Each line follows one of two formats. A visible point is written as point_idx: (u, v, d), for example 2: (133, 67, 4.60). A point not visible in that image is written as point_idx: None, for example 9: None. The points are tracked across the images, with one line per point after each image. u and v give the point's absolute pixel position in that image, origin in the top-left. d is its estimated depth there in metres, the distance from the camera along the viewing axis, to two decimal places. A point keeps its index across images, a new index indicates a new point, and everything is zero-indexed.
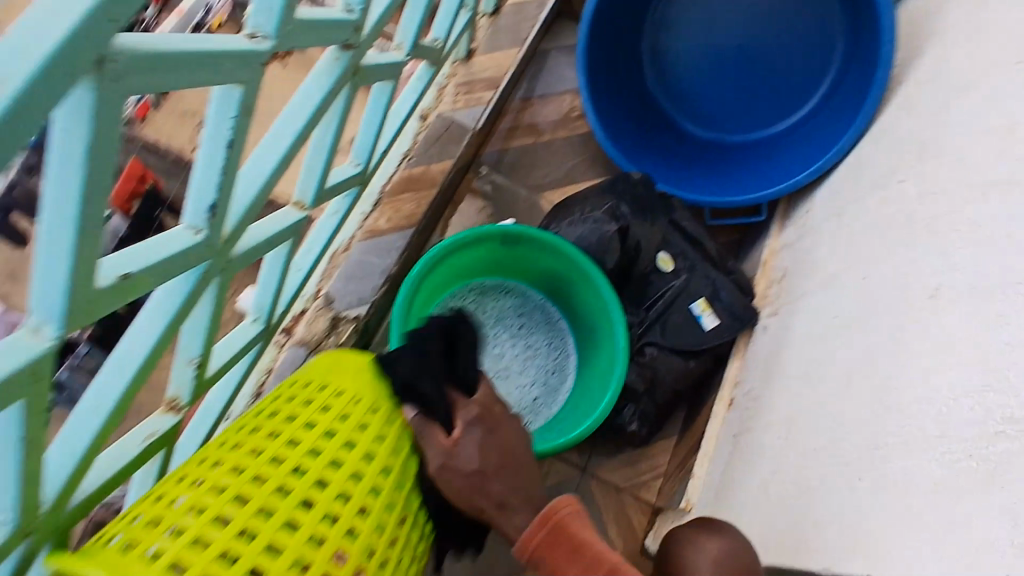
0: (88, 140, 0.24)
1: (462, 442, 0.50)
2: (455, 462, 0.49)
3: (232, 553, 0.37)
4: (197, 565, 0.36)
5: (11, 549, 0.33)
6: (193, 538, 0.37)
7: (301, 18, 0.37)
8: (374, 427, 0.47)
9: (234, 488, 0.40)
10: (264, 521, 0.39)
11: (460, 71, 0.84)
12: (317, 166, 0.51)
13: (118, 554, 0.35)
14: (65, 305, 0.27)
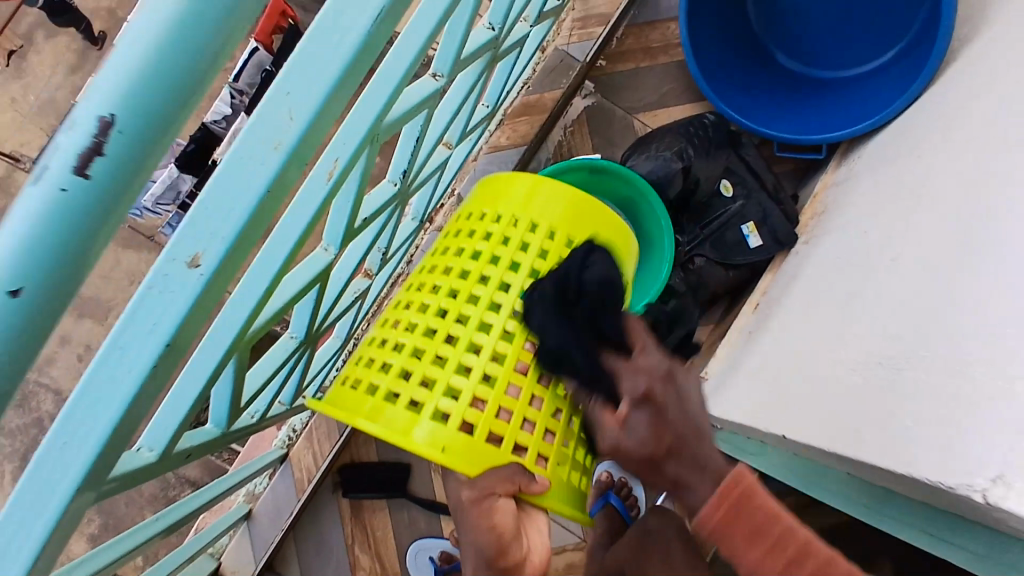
0: (366, 174, 0.51)
1: (629, 422, 0.52)
2: (627, 443, 0.52)
3: (426, 378, 0.58)
4: (406, 391, 0.57)
5: (299, 349, 0.64)
6: (402, 371, 0.59)
7: (464, 55, 0.59)
8: (534, 245, 0.66)
9: (424, 327, 0.61)
10: (451, 347, 0.59)
11: (579, 6, 1.02)
12: (462, 120, 0.74)
13: (353, 390, 0.59)
14: (343, 236, 0.55)
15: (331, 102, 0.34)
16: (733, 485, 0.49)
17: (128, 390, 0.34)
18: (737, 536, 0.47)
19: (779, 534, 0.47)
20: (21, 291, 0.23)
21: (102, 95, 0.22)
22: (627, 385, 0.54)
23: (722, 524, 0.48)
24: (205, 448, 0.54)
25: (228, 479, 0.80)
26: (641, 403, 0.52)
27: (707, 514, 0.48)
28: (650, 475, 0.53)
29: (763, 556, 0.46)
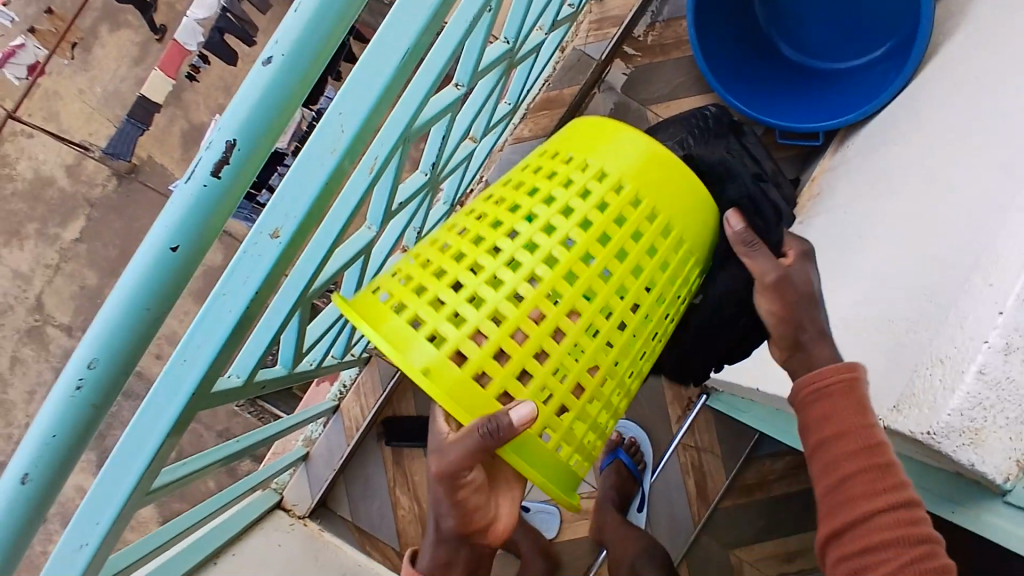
0: (400, 169, 0.64)
1: (798, 264, 0.62)
2: (784, 280, 0.61)
3: (460, 318, 0.55)
4: (434, 321, 0.55)
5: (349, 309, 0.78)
6: (436, 300, 0.56)
7: (482, 67, 0.71)
8: (616, 209, 0.59)
9: (474, 259, 0.57)
10: (495, 296, 0.55)
11: (596, 9, 1.14)
12: (484, 118, 0.87)
13: (374, 309, 0.56)
14: (381, 217, 0.68)
15: (371, 123, 0.47)
16: (853, 369, 0.54)
17: (229, 322, 0.48)
18: (844, 405, 0.53)
19: (866, 426, 0.51)
20: (178, 247, 0.35)
21: (225, 128, 0.35)
22: (792, 240, 0.66)
23: (832, 392, 0.53)
24: (275, 383, 0.68)
25: (298, 415, 0.97)
26: (806, 257, 0.64)
27: (828, 371, 0.54)
28: (798, 317, 0.59)
29: (857, 421, 0.52)
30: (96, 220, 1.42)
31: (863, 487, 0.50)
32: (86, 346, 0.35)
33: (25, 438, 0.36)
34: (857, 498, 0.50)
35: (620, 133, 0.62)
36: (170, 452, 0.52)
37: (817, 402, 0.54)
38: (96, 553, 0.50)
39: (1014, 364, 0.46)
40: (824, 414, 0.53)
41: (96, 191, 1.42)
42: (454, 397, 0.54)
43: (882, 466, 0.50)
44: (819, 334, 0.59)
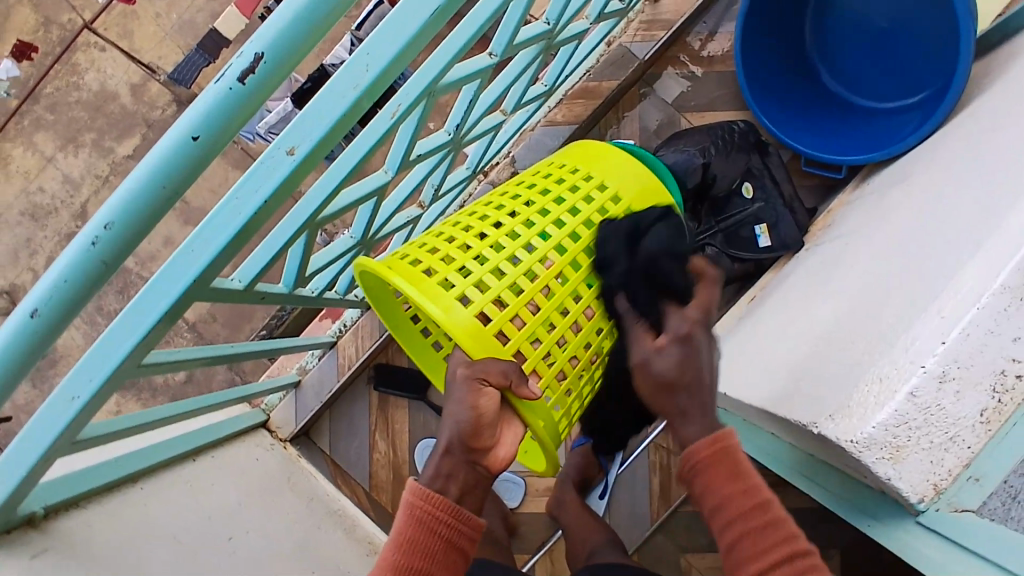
0: (421, 120, 0.68)
1: (666, 349, 0.62)
2: (650, 365, 0.63)
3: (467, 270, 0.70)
4: (444, 270, 0.69)
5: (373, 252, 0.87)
6: (449, 259, 0.71)
7: (518, 41, 0.75)
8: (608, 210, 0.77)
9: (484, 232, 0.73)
10: (496, 255, 0.71)
11: (649, 10, 1.17)
12: (517, 93, 0.90)
13: (399, 263, 0.70)
14: (399, 163, 0.72)
15: (392, 65, 0.51)
16: (723, 438, 0.59)
17: (237, 225, 0.52)
18: (722, 472, 0.58)
19: (741, 492, 0.57)
20: (199, 138, 0.40)
21: (257, 40, 0.40)
22: (672, 323, 0.64)
23: (709, 461, 0.58)
24: (275, 300, 0.73)
25: (298, 340, 1.04)
26: (681, 339, 0.63)
27: (701, 446, 0.59)
28: (660, 403, 0.62)
29: (736, 494, 0.57)
30: (149, 140, 1.49)
31: (748, 551, 0.55)
32: (107, 209, 0.40)
33: (41, 279, 0.41)
34: (744, 560, 0.55)
35: (611, 152, 0.79)
36: (163, 334, 0.57)
37: (695, 473, 0.59)
38: (83, 408, 0.56)
39: (947, 394, 0.49)
40: (705, 483, 0.58)
41: (155, 113, 1.49)
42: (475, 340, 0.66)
43: (762, 530, 0.55)
44: (681, 412, 0.61)
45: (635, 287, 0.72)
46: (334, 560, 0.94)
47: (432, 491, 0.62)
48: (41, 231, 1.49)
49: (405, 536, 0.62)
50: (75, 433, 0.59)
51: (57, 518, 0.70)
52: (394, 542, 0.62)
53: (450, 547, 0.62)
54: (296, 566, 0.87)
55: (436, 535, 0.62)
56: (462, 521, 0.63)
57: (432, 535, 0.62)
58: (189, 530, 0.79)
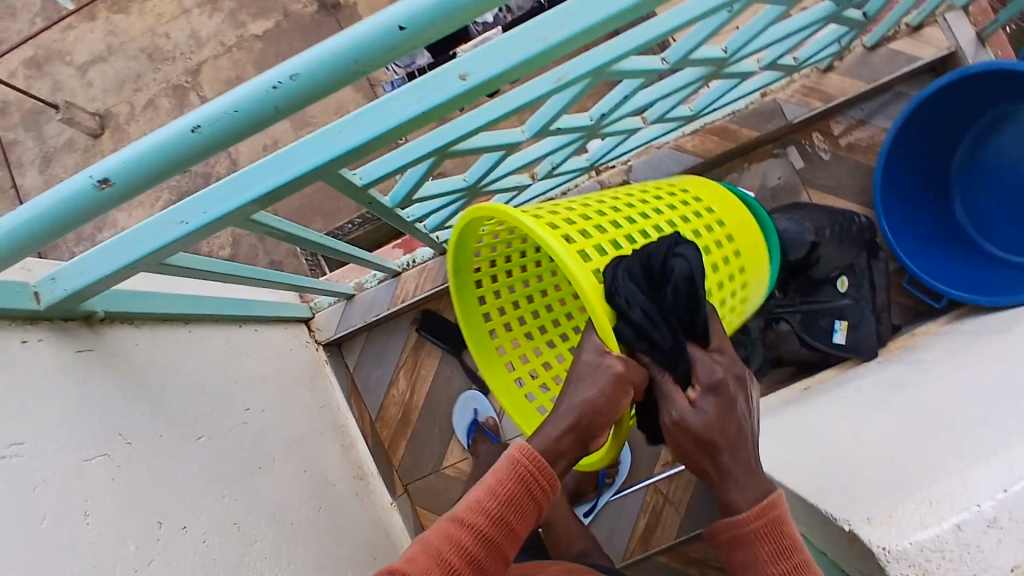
0: (577, 95, 0.69)
1: (699, 403, 0.63)
2: (690, 416, 0.62)
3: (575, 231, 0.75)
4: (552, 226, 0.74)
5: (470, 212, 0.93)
6: (558, 223, 0.76)
7: (694, 58, 0.75)
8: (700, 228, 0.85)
9: (593, 218, 0.79)
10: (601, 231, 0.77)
11: (814, 77, 1.15)
12: (665, 108, 0.90)
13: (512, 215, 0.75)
14: (538, 127, 0.73)
15: (586, 34, 0.52)
16: (771, 508, 0.58)
17: (389, 123, 0.54)
18: (763, 549, 0.57)
19: (790, 572, 0.56)
20: (405, 29, 0.42)
21: None
22: (703, 368, 0.65)
23: (757, 532, 0.58)
24: (378, 210, 0.75)
25: (369, 256, 1.07)
26: (712, 390, 0.63)
27: (744, 519, 0.58)
28: (697, 460, 0.62)
29: (783, 570, 0.56)
30: (282, 28, 1.53)
31: None
32: (298, 60, 0.42)
33: (216, 100, 0.44)
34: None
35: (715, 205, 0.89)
36: (280, 199, 0.59)
37: (737, 539, 0.59)
38: (186, 235, 0.58)
39: (989, 538, 0.48)
40: (744, 559, 0.58)
41: (296, 6, 1.54)
42: (588, 286, 0.67)
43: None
44: (720, 475, 0.61)
45: (652, 330, 0.66)
46: (326, 468, 0.97)
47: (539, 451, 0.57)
48: (153, 73, 1.56)
49: (502, 494, 0.55)
50: (163, 255, 0.62)
51: (111, 326, 0.73)
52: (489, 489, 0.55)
53: (536, 515, 0.57)
54: (292, 457, 0.89)
55: (531, 501, 0.56)
56: (554, 495, 0.58)
57: (529, 496, 0.56)
58: (213, 384, 0.82)
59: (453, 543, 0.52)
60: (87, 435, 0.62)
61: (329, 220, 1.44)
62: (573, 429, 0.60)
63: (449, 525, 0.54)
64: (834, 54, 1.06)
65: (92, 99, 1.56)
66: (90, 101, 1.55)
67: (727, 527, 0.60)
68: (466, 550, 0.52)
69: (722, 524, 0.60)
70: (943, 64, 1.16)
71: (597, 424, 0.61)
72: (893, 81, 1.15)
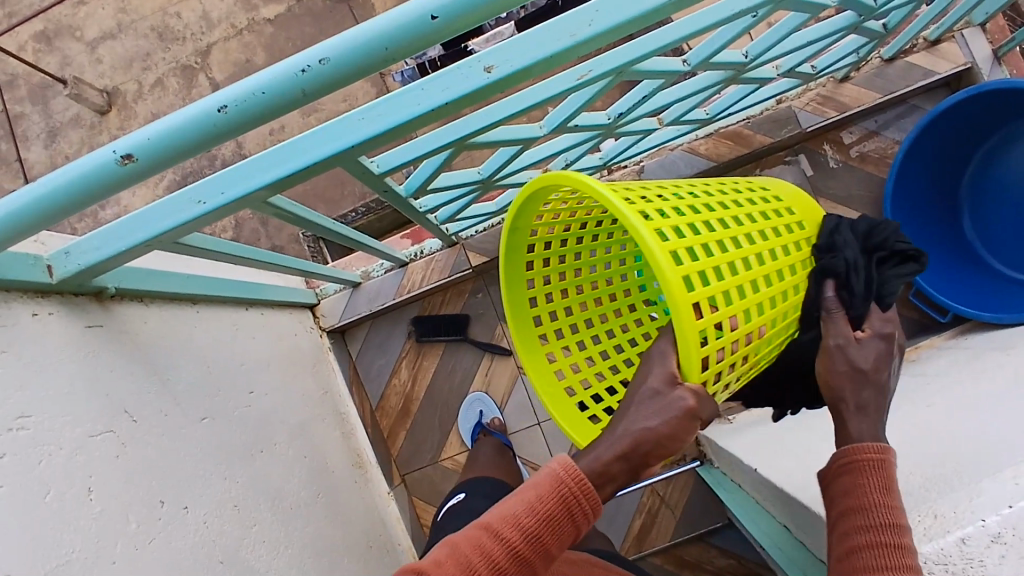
0: (597, 93, 0.69)
1: (865, 341, 0.63)
2: (849, 348, 0.63)
3: (663, 211, 0.63)
4: (636, 201, 0.62)
5: (484, 191, 0.87)
6: (642, 200, 0.64)
7: (715, 62, 0.75)
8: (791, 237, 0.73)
9: (679, 201, 0.67)
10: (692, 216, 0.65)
11: (829, 86, 1.15)
12: (682, 110, 0.90)
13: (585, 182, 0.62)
14: (556, 123, 0.73)
15: (611, 33, 0.53)
16: (885, 450, 0.56)
17: (412, 112, 0.54)
18: (872, 480, 0.55)
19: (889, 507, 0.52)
20: (436, 19, 0.42)
21: None
22: (875, 322, 0.65)
23: (867, 465, 0.56)
24: (392, 199, 0.75)
25: (377, 245, 1.07)
26: (880, 337, 0.63)
27: (862, 447, 0.57)
28: (839, 389, 0.61)
29: (884, 501, 0.53)
30: (296, 12, 1.53)
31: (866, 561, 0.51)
32: (329, 45, 0.42)
33: (243, 81, 0.44)
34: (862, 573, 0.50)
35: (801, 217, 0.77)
36: (297, 184, 0.59)
37: (847, 469, 0.56)
38: (204, 215, 0.58)
39: (992, 554, 0.48)
40: (849, 487, 0.56)
41: None
42: (679, 292, 0.55)
43: (892, 548, 0.49)
44: (857, 407, 0.60)
45: (852, 274, 0.67)
46: (326, 453, 0.97)
47: (582, 473, 0.52)
48: (163, 52, 1.55)
49: (542, 513, 0.50)
50: (179, 234, 0.62)
51: (121, 303, 0.73)
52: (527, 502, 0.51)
53: (575, 539, 0.52)
54: (294, 441, 0.90)
55: (573, 523, 0.51)
56: (597, 519, 0.53)
57: (569, 521, 0.51)
58: (219, 365, 0.82)
59: (484, 555, 0.49)
60: (93, 409, 0.62)
61: (331, 208, 1.44)
62: (625, 457, 0.53)
63: (482, 535, 0.50)
64: (851, 64, 1.05)
65: (100, 76, 1.56)
66: (98, 77, 1.55)
67: (834, 462, 0.58)
68: (495, 565, 0.49)
69: (835, 454, 0.58)
70: (957, 79, 1.16)
71: (654, 455, 0.54)
72: (907, 94, 1.15)
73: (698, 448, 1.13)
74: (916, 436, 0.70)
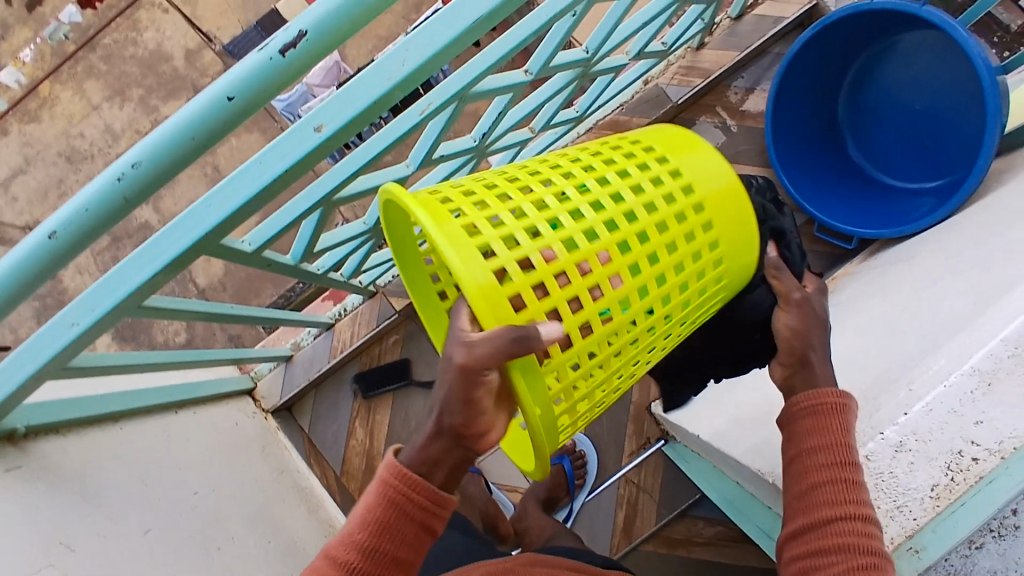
0: (449, 120, 0.71)
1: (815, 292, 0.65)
2: (811, 301, 0.62)
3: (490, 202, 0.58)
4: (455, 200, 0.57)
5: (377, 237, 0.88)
6: (471, 195, 0.59)
7: (557, 63, 0.78)
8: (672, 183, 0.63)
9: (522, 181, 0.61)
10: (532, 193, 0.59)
11: (689, 56, 1.21)
12: (548, 113, 0.93)
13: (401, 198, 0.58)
14: (422, 158, 0.75)
15: (427, 67, 0.54)
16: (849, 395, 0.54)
17: (256, 188, 0.55)
18: (834, 419, 0.53)
19: (848, 444, 0.51)
20: (234, 98, 0.43)
21: (301, 19, 0.42)
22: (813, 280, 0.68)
23: (834, 409, 0.53)
24: (280, 270, 0.75)
25: (299, 315, 1.07)
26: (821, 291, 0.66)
27: (830, 390, 0.54)
28: (809, 336, 0.60)
29: (845, 442, 0.51)
30: None
31: (828, 496, 0.49)
32: (138, 149, 0.43)
33: (65, 203, 0.44)
34: (818, 505, 0.49)
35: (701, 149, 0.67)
36: (167, 281, 0.59)
37: (810, 414, 0.54)
38: (81, 335, 0.58)
39: (900, 463, 0.50)
40: (814, 428, 0.53)
41: (204, 81, 1.54)
42: (481, 296, 0.51)
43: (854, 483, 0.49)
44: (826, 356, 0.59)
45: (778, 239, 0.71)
46: (293, 532, 0.96)
47: (408, 471, 0.52)
48: (74, 175, 1.54)
49: (375, 522, 0.51)
50: (64, 360, 0.61)
51: (35, 439, 0.72)
52: (361, 521, 0.51)
53: (423, 534, 0.52)
54: (253, 531, 0.88)
55: (413, 520, 0.51)
56: (445, 510, 0.53)
57: (408, 521, 0.51)
58: (155, 475, 0.81)
59: None
60: (27, 548, 0.60)
61: (277, 284, 1.43)
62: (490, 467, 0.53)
63: (320, 562, 0.51)
64: (701, 30, 1.10)
65: (19, 214, 1.53)
66: (18, 215, 1.53)
67: (790, 408, 0.55)
68: None
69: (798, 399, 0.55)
70: (808, 19, 1.22)
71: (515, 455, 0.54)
72: (764, 44, 1.20)
73: (660, 427, 1.16)
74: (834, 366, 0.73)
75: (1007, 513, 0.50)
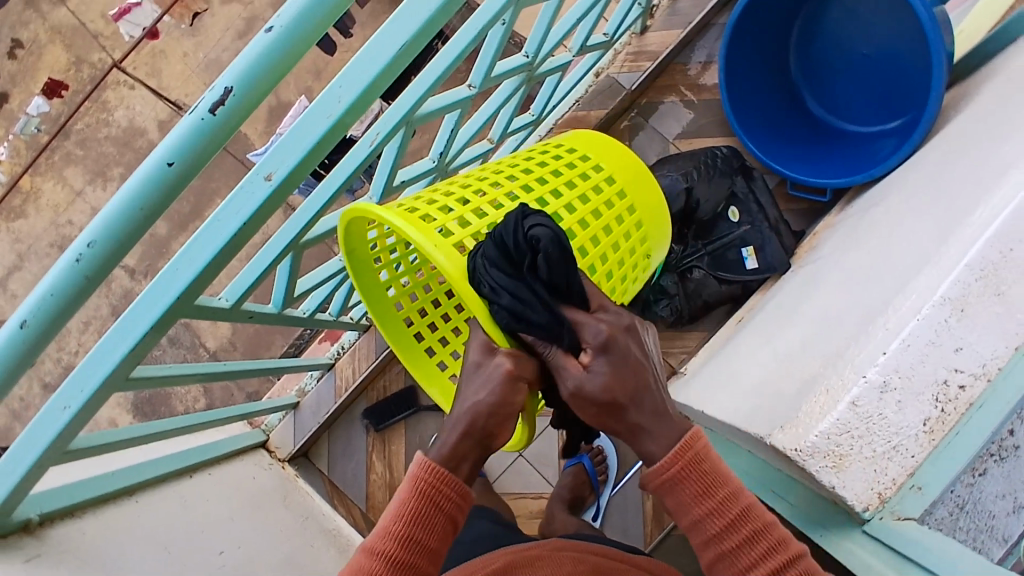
0: (401, 146, 0.71)
1: (592, 366, 0.56)
2: (586, 388, 0.56)
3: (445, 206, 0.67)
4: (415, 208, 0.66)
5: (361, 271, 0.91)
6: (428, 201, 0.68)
7: (499, 72, 0.79)
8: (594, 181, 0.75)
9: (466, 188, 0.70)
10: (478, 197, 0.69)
11: (635, 42, 1.22)
12: (503, 121, 0.95)
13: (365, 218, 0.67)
14: (383, 185, 0.76)
15: (360, 101, 0.55)
16: (687, 450, 0.55)
17: (219, 242, 0.55)
18: (687, 492, 0.55)
19: (710, 515, 0.55)
20: (173, 163, 0.44)
21: (224, 77, 0.44)
22: (588, 331, 0.58)
23: (675, 480, 0.55)
24: (264, 319, 0.77)
25: (298, 361, 1.08)
26: (603, 350, 0.56)
27: (665, 465, 0.55)
28: (607, 422, 0.57)
29: (707, 513, 0.55)
30: None
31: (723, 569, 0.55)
32: (90, 229, 0.44)
33: (31, 292, 0.45)
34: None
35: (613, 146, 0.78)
36: (151, 348, 0.60)
37: (662, 491, 0.56)
38: (73, 418, 0.59)
39: (888, 403, 0.51)
40: (674, 505, 0.56)
41: None
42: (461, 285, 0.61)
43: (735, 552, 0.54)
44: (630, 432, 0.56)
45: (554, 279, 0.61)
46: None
47: (447, 471, 0.56)
48: None
49: (409, 513, 0.55)
50: (64, 444, 0.62)
51: (51, 526, 0.73)
52: (399, 514, 0.55)
53: (452, 522, 0.57)
54: None
55: (443, 511, 0.56)
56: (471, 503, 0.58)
57: (438, 512, 0.56)
58: (175, 542, 0.81)
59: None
60: None
61: (286, 335, 1.44)
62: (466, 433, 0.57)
63: (363, 558, 0.54)
64: (640, 15, 1.11)
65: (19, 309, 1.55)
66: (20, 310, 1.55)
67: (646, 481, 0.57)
68: None
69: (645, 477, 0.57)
70: None
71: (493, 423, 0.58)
72: (707, 17, 1.21)
73: None
74: (820, 320, 0.73)
75: (1005, 436, 0.53)
